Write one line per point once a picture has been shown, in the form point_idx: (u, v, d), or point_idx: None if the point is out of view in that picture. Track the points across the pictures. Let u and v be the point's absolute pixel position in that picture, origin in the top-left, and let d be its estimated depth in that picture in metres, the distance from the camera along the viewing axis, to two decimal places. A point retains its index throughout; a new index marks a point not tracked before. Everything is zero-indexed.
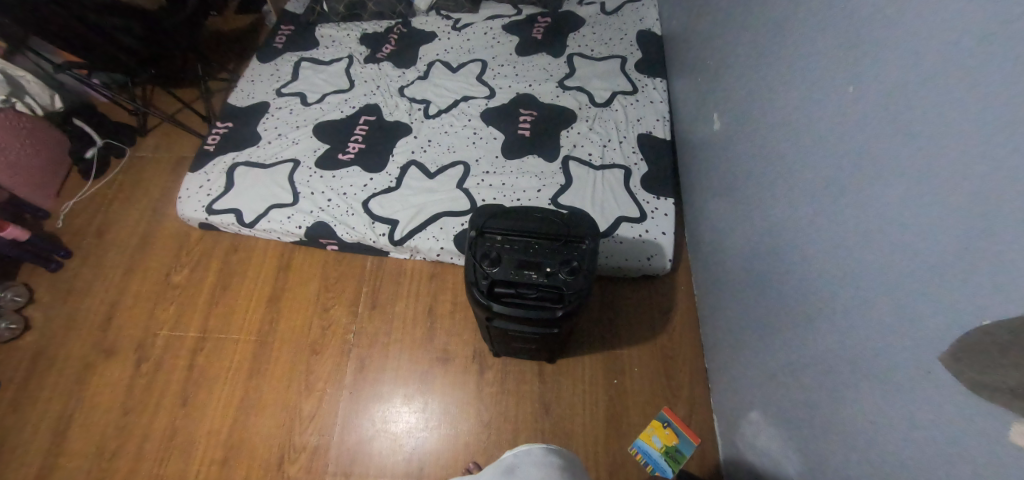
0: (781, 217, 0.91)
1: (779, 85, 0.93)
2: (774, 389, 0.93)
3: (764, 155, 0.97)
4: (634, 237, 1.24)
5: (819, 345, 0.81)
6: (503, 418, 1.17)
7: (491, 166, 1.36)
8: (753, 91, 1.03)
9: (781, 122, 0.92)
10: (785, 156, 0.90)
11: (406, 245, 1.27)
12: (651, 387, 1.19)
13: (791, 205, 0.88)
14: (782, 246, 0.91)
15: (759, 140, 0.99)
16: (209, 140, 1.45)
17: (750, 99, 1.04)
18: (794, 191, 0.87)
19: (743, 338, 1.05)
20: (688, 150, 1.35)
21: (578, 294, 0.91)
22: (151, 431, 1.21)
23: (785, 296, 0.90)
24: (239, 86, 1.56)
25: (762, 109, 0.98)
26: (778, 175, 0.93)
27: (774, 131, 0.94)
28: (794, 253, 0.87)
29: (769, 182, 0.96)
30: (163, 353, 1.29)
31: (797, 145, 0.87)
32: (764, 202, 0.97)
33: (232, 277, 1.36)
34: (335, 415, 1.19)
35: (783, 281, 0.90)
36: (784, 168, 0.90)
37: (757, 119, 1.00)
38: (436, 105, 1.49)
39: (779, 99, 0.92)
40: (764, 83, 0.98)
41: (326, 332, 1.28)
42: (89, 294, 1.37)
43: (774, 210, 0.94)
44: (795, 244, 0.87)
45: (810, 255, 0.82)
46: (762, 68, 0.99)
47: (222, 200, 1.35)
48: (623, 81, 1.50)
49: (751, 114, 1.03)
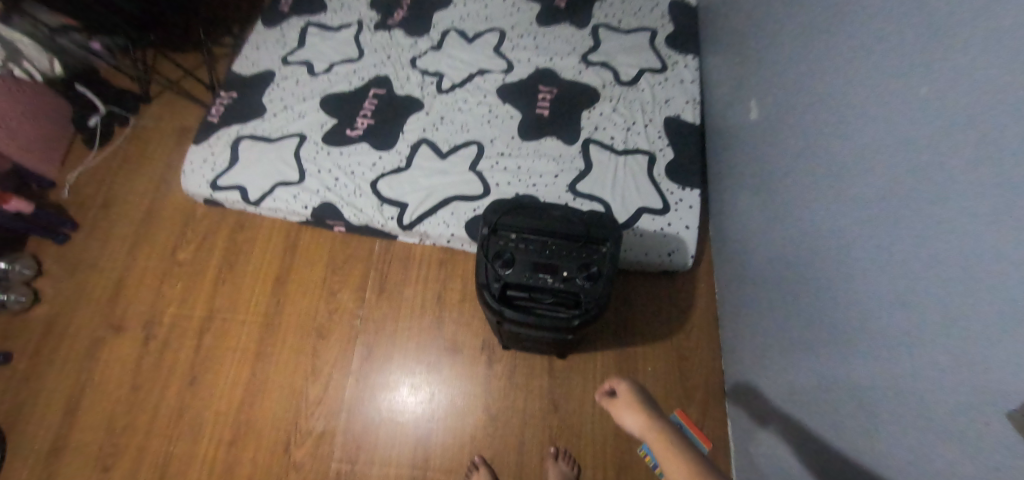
0: (821, 227, 0.84)
1: (837, 81, 0.83)
2: (794, 406, 0.89)
3: (808, 157, 0.89)
4: (655, 230, 1.17)
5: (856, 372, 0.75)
6: (511, 414, 1.15)
7: (507, 147, 1.28)
8: (801, 84, 0.93)
9: (833, 124, 0.83)
10: (834, 160, 0.82)
11: (415, 230, 1.22)
12: (664, 387, 1.15)
13: (838, 218, 0.80)
14: (821, 259, 0.84)
15: (803, 139, 0.91)
16: (212, 111, 1.39)
17: (796, 92, 0.94)
18: (841, 201, 0.79)
19: (765, 347, 1.00)
20: (719, 137, 1.26)
21: (597, 302, 0.86)
22: (160, 409, 1.21)
23: (819, 313, 0.84)
24: (243, 52, 1.48)
25: (812, 104, 0.89)
26: (823, 181, 0.85)
27: (825, 132, 0.85)
28: (834, 270, 0.80)
29: (810, 186, 0.88)
30: (171, 331, 1.27)
31: (850, 152, 0.78)
32: (804, 206, 0.89)
33: (237, 255, 1.33)
34: (341, 400, 1.18)
35: (818, 296, 0.84)
36: (833, 173, 0.82)
37: (804, 115, 0.91)
38: (449, 78, 1.40)
39: (834, 99, 0.84)
40: (818, 76, 0.88)
41: (332, 316, 1.25)
42: (96, 268, 1.35)
43: (813, 219, 0.87)
44: (838, 260, 0.79)
45: (854, 273, 0.76)
46: (816, 58, 0.89)
47: (226, 176, 1.30)
48: (652, 58, 1.39)
49: (797, 109, 0.94)
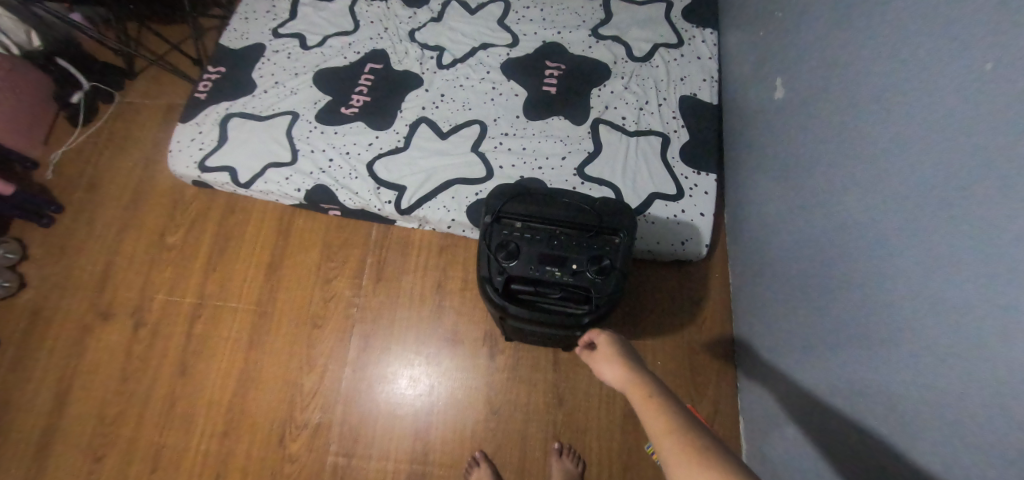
0: (855, 218, 0.78)
1: (876, 57, 0.76)
2: (815, 408, 0.84)
3: (841, 142, 0.82)
4: (668, 217, 1.11)
5: (893, 376, 0.69)
6: (514, 408, 1.10)
7: (511, 127, 1.21)
8: (835, 61, 0.86)
9: (870, 105, 0.76)
10: (871, 145, 0.75)
11: (414, 215, 1.16)
12: (674, 382, 1.10)
13: (876, 208, 0.74)
14: (854, 253, 0.78)
15: (836, 122, 0.84)
16: (200, 87, 1.31)
17: (830, 70, 0.87)
18: (881, 191, 0.73)
19: (784, 343, 0.95)
20: (738, 117, 1.19)
21: (608, 298, 0.81)
22: (151, 399, 1.17)
23: (852, 312, 0.78)
24: (231, 24, 1.40)
25: (847, 84, 0.82)
26: (856, 167, 0.78)
27: (861, 113, 0.78)
28: (869, 264, 0.74)
29: (843, 174, 0.81)
30: (161, 319, 1.22)
31: (892, 136, 0.72)
32: (835, 195, 0.83)
33: (228, 240, 1.27)
34: (338, 392, 1.13)
35: (851, 294, 0.78)
36: (872, 159, 0.75)
37: (838, 95, 0.84)
38: (450, 52, 1.31)
39: (873, 77, 0.76)
40: (856, 51, 0.81)
41: (328, 304, 1.19)
42: (83, 252, 1.30)
43: (845, 209, 0.80)
44: (876, 254, 0.73)
45: (895, 271, 0.70)
46: (853, 31, 0.82)
47: (215, 156, 1.23)
48: (667, 31, 1.31)
49: (829, 88, 0.87)
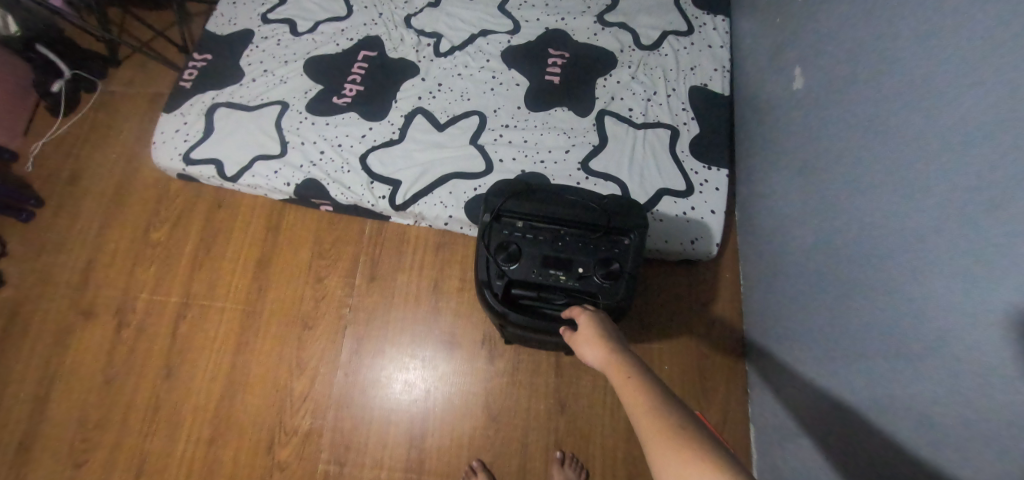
0: (890, 219, 0.73)
1: (920, 47, 0.70)
2: (839, 420, 0.79)
3: (874, 137, 0.77)
4: (677, 215, 1.06)
5: (940, 391, 0.64)
6: (514, 414, 1.05)
7: (512, 119, 1.15)
8: (866, 50, 0.80)
9: (912, 98, 0.71)
10: (913, 142, 0.70)
11: (409, 211, 1.10)
12: (682, 388, 1.05)
13: (916, 210, 0.69)
14: (889, 257, 0.73)
15: (869, 115, 0.78)
16: (184, 75, 1.25)
17: (861, 59, 0.81)
18: (925, 192, 0.68)
19: (802, 349, 0.90)
20: (751, 109, 1.13)
21: (614, 302, 0.83)
22: (134, 403, 1.11)
23: (884, 320, 0.73)
24: (218, 9, 1.33)
25: (882, 75, 0.76)
26: (894, 165, 0.73)
27: (900, 107, 0.73)
28: (911, 271, 0.69)
29: (877, 172, 0.76)
30: (145, 318, 1.17)
31: (938, 133, 0.67)
32: (868, 195, 0.77)
33: (215, 235, 1.21)
34: (329, 397, 1.08)
35: (882, 301, 0.74)
36: (914, 157, 0.70)
37: (871, 86, 0.78)
38: (448, 39, 1.25)
39: (915, 68, 0.71)
40: (893, 39, 0.75)
41: (319, 304, 1.14)
42: (64, 248, 1.24)
43: (878, 209, 0.75)
44: (918, 261, 0.68)
45: (941, 279, 0.65)
46: (891, 17, 0.76)
47: (200, 148, 1.17)
48: (676, 18, 1.25)
49: (859, 79, 0.81)
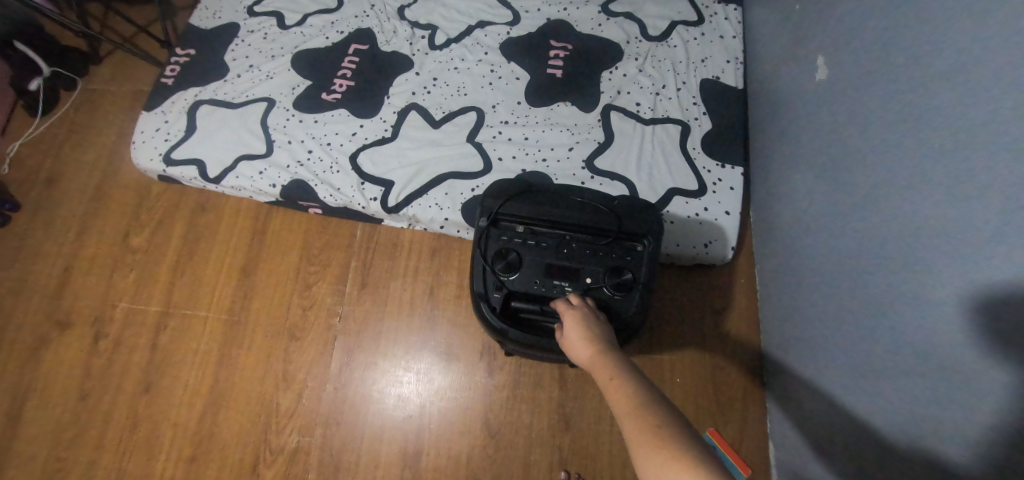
0: (942, 219, 0.65)
1: (975, 26, 0.63)
2: (880, 443, 0.71)
3: (918, 128, 0.70)
4: (689, 216, 0.99)
5: (1000, 414, 0.57)
6: (516, 431, 0.98)
7: (512, 114, 1.08)
8: (908, 34, 0.73)
9: (967, 84, 0.64)
10: (969, 131, 0.63)
11: (403, 214, 1.03)
12: (696, 402, 0.97)
13: (975, 209, 0.61)
14: (938, 260, 0.65)
15: (913, 104, 0.71)
16: (166, 71, 1.18)
17: (902, 43, 0.74)
18: (982, 188, 0.61)
19: (831, 359, 0.83)
20: (767, 103, 1.06)
21: (627, 315, 0.76)
22: (110, 422, 1.02)
23: (932, 330, 0.66)
24: (203, 2, 1.27)
25: (929, 61, 0.69)
26: (945, 159, 0.66)
27: (952, 94, 0.66)
28: (966, 276, 0.61)
29: (925, 169, 0.68)
30: (123, 329, 1.08)
31: (996, 121, 0.60)
32: (912, 192, 0.70)
33: (198, 240, 1.14)
34: (318, 412, 1.01)
35: (928, 309, 0.66)
36: (971, 148, 0.63)
37: (915, 73, 0.71)
38: (444, 31, 1.18)
39: (969, 51, 0.64)
40: (942, 20, 0.68)
41: (307, 314, 1.07)
42: (39, 254, 1.15)
43: (926, 208, 0.68)
44: (973, 264, 0.61)
45: (997, 283, 0.58)
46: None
47: (182, 148, 1.10)
48: (685, 7, 1.18)
49: (901, 66, 0.74)
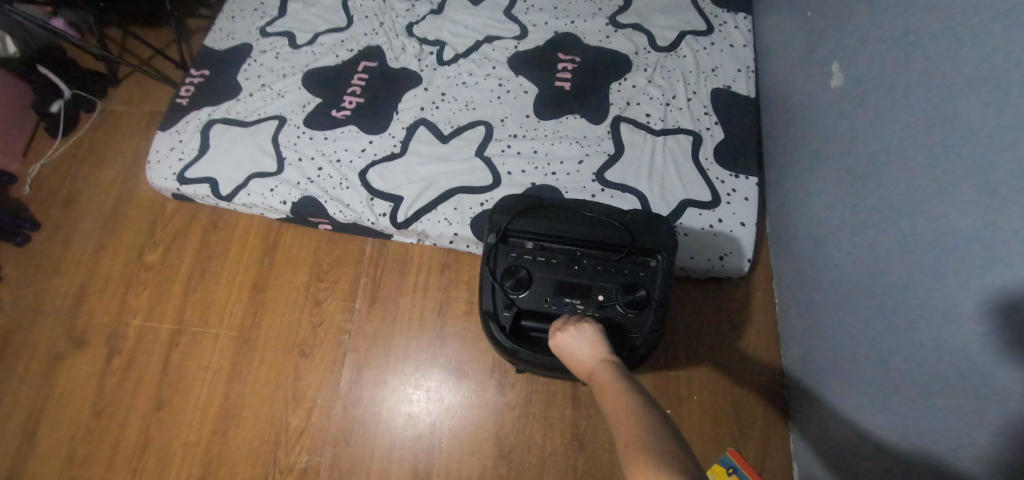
0: (965, 226, 0.62)
1: (994, 25, 0.61)
2: (911, 464, 0.68)
3: (937, 132, 0.67)
4: (703, 228, 0.97)
5: None
6: (528, 451, 0.96)
7: (521, 128, 1.08)
8: (924, 35, 0.71)
9: (987, 83, 0.61)
10: (989, 133, 0.60)
11: (412, 229, 1.02)
12: (714, 420, 0.94)
13: (998, 215, 0.58)
14: (963, 268, 0.62)
15: (929, 107, 0.69)
16: (181, 92, 1.20)
17: (917, 45, 0.72)
18: (1004, 192, 0.58)
19: (853, 375, 0.79)
20: (781, 111, 1.04)
21: (642, 334, 0.75)
22: (122, 440, 1.02)
23: (960, 343, 0.62)
24: (216, 24, 1.29)
25: (946, 62, 0.67)
26: (967, 162, 0.63)
27: (973, 93, 0.63)
28: (990, 284, 0.58)
29: (946, 173, 0.65)
30: (137, 346, 1.09)
31: (1015, 122, 0.57)
32: (931, 199, 0.67)
33: (211, 258, 1.15)
34: (328, 431, 0.99)
35: (956, 319, 0.63)
36: (994, 149, 0.59)
37: (931, 75, 0.69)
38: (452, 46, 1.19)
39: (986, 51, 0.62)
40: (959, 19, 0.66)
41: (317, 331, 1.06)
42: (58, 271, 1.16)
43: (949, 215, 0.65)
44: (999, 272, 0.58)
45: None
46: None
47: (195, 167, 1.11)
48: (694, 18, 1.17)
49: (916, 69, 0.71)
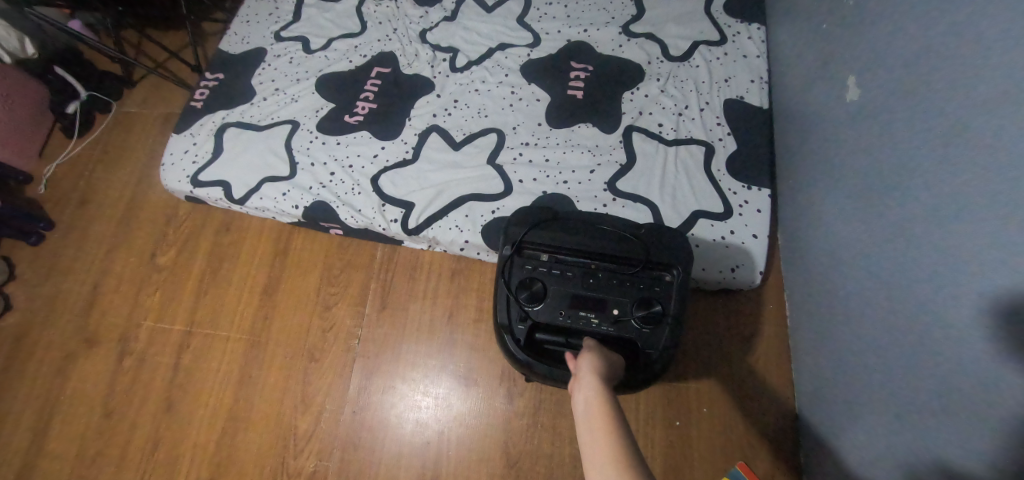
0: (982, 247, 0.62)
1: (1010, 45, 0.61)
2: None
3: (952, 152, 0.67)
4: (715, 240, 0.97)
5: None
6: (536, 460, 0.96)
7: (533, 136, 1.08)
8: (940, 53, 0.70)
9: (1004, 104, 0.61)
10: (1005, 154, 0.60)
11: (423, 236, 1.02)
12: (723, 432, 0.94)
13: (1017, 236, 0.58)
14: (980, 289, 0.62)
15: (946, 125, 0.68)
16: (196, 95, 1.21)
17: (935, 60, 0.71)
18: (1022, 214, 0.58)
19: (864, 390, 0.79)
20: (794, 122, 1.03)
21: (656, 350, 0.74)
22: (132, 441, 1.03)
23: (980, 363, 0.61)
24: (232, 28, 1.30)
25: (964, 79, 0.67)
26: (985, 181, 0.62)
27: (992, 111, 0.62)
28: (1006, 307, 0.58)
29: (965, 190, 0.65)
30: (148, 346, 1.10)
31: None
32: (947, 219, 0.67)
33: (222, 260, 1.15)
34: (337, 437, 1.00)
35: (974, 338, 0.62)
36: (1014, 168, 0.59)
37: (948, 92, 0.68)
38: (465, 54, 1.19)
39: (1002, 71, 0.61)
40: (976, 38, 0.65)
41: (327, 336, 1.07)
42: (72, 271, 1.17)
43: (966, 233, 0.64)
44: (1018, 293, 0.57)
45: None
46: (972, 13, 0.66)
47: (209, 170, 1.12)
48: (707, 27, 1.17)
49: (933, 85, 0.71)
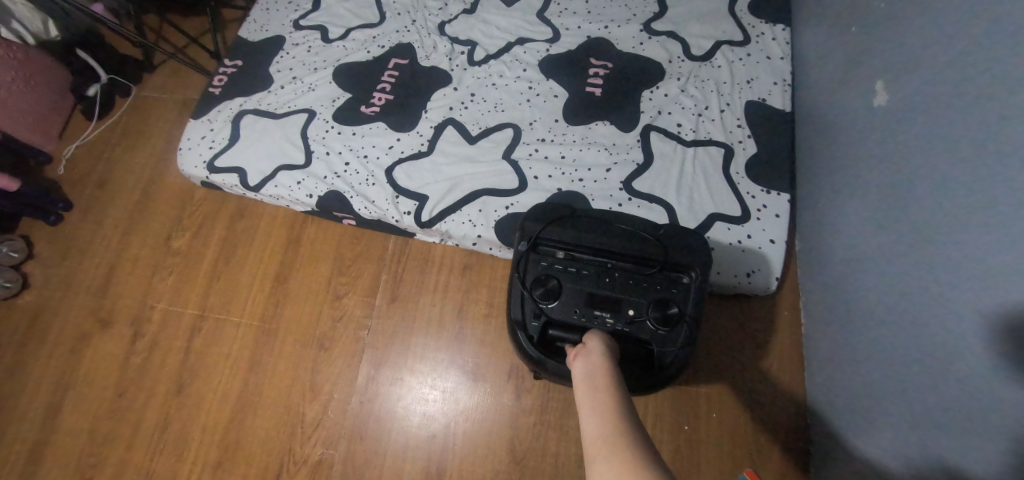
0: (1008, 261, 0.61)
1: None
2: None
3: (979, 164, 0.66)
4: (731, 243, 0.95)
5: None
6: (541, 458, 0.96)
7: (549, 132, 1.07)
8: (969, 62, 0.69)
9: None
10: None
11: (436, 229, 1.02)
12: (732, 438, 0.93)
13: None
14: (1003, 306, 0.60)
15: (974, 136, 0.67)
16: (214, 81, 1.22)
17: (966, 66, 0.69)
18: None
19: (879, 402, 0.77)
20: (816, 126, 1.01)
21: (672, 351, 0.73)
22: (143, 421, 1.04)
23: (1007, 383, 0.60)
24: (251, 15, 1.30)
25: (993, 90, 0.65)
26: (1014, 194, 0.61)
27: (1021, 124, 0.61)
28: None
29: (997, 202, 0.63)
30: (160, 329, 1.10)
31: None
32: (973, 232, 0.65)
33: (236, 247, 1.16)
34: (344, 426, 1.00)
35: (996, 355, 0.61)
36: None
37: (977, 103, 0.67)
38: (484, 47, 1.18)
39: None
40: (1008, 47, 0.63)
41: (337, 325, 1.07)
42: (88, 252, 1.18)
43: (993, 247, 0.63)
44: None
45: None
46: (1007, 18, 0.64)
47: (225, 156, 1.12)
48: (730, 27, 1.15)
49: (962, 94, 0.69)
